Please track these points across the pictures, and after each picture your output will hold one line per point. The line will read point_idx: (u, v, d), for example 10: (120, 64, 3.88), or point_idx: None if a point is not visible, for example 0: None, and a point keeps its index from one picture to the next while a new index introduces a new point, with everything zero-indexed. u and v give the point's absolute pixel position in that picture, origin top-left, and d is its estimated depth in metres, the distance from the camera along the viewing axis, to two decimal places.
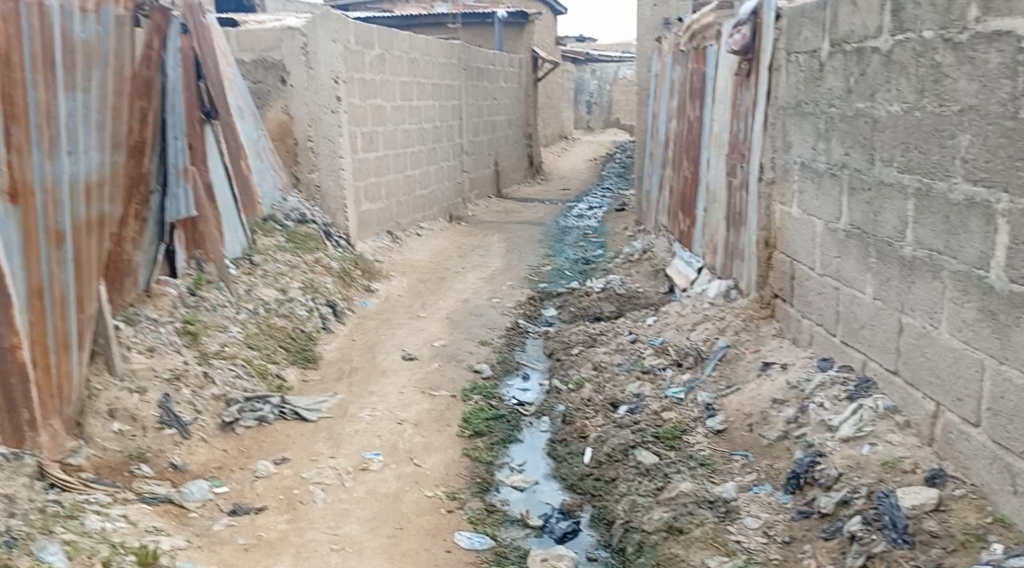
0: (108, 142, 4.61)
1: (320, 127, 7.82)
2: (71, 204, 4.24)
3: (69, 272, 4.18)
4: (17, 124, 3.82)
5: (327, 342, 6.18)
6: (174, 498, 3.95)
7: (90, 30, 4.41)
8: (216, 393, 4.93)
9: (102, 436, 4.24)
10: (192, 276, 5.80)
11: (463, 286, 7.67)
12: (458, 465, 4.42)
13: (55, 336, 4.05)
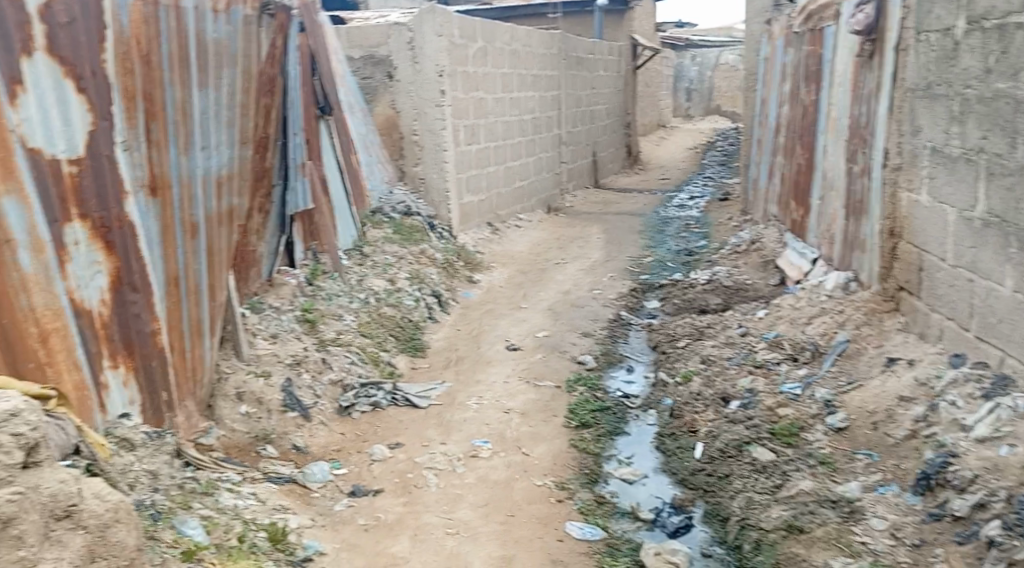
0: (236, 138, 4.87)
1: (425, 121, 7.96)
2: (204, 197, 4.50)
3: (201, 262, 4.45)
4: (156, 121, 4.09)
5: (434, 331, 6.30)
6: (298, 479, 4.13)
7: (220, 32, 4.65)
8: (333, 378, 5.13)
9: (231, 417, 4.48)
10: (309, 266, 6.06)
11: (563, 277, 7.66)
12: (566, 455, 4.42)
13: (189, 321, 4.34)
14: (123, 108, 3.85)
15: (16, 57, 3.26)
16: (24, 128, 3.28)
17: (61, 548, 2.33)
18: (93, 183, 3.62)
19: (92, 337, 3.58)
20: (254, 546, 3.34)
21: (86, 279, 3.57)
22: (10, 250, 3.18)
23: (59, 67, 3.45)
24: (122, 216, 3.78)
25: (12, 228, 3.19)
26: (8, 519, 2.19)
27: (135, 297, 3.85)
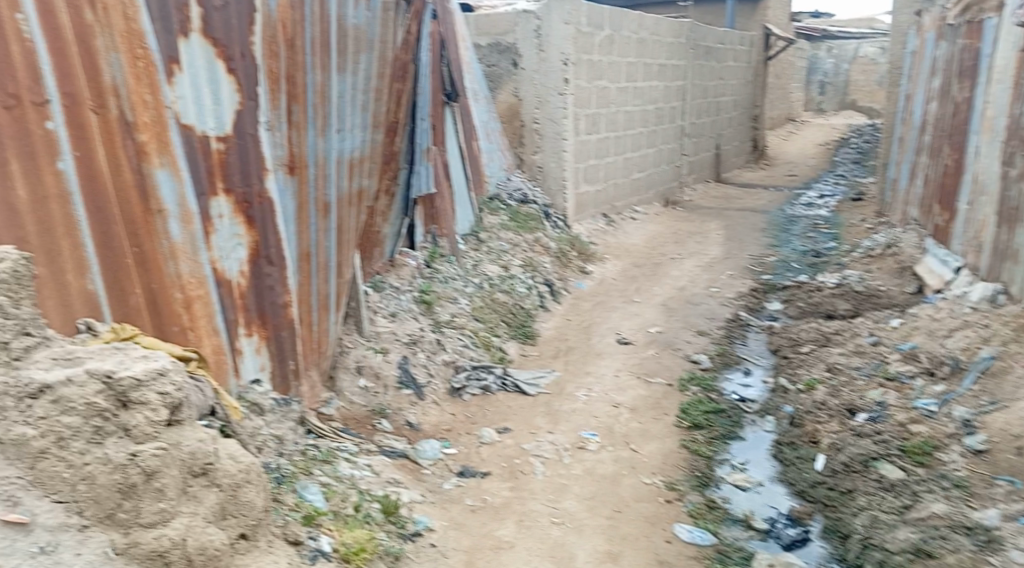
0: (369, 122, 5.02)
1: (547, 109, 7.95)
2: (337, 178, 4.67)
3: (331, 240, 4.63)
4: (297, 103, 4.27)
5: (545, 320, 6.30)
6: (410, 455, 4.23)
7: (360, 17, 4.78)
8: (447, 359, 5.23)
9: (351, 390, 4.66)
10: (428, 249, 6.20)
11: (679, 273, 7.48)
12: (676, 456, 4.33)
13: (317, 296, 4.53)
14: (268, 89, 4.03)
15: (175, 38, 3.47)
16: (179, 106, 3.49)
17: (197, 503, 2.48)
18: (237, 160, 3.84)
19: (230, 305, 3.80)
20: (368, 516, 3.43)
21: (228, 250, 3.79)
22: (162, 220, 3.41)
23: (212, 48, 3.65)
24: (261, 193, 3.99)
25: (165, 199, 3.42)
26: (151, 472, 2.38)
27: (270, 270, 4.07)
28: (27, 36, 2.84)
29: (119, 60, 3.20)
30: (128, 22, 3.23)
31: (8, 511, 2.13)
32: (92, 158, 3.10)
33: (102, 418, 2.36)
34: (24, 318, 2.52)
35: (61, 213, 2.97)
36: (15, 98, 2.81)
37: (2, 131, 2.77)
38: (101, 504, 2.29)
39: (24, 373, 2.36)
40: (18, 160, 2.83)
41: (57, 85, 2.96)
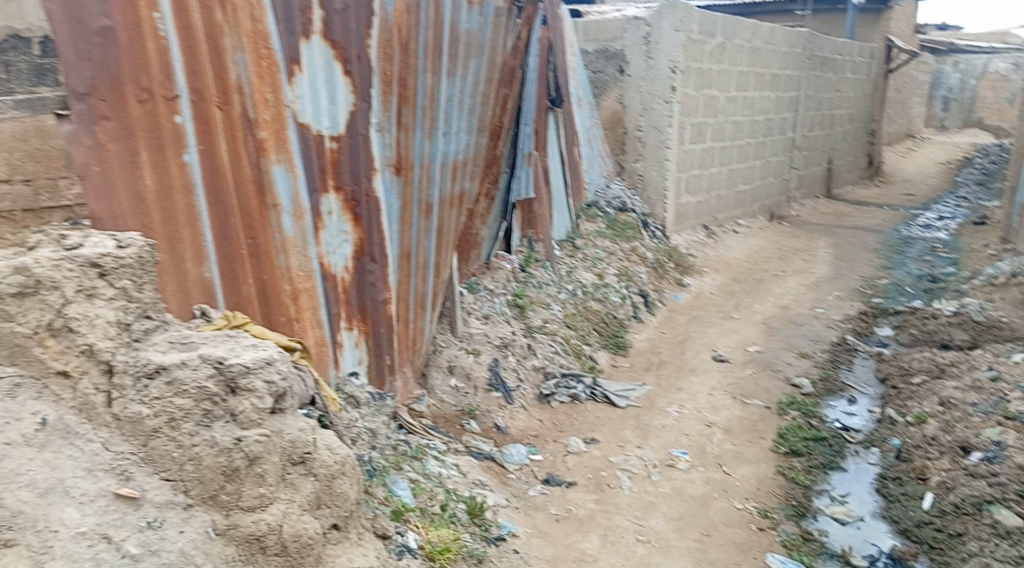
0: (474, 126, 5.07)
1: (651, 117, 7.84)
2: (441, 180, 4.74)
3: (431, 241, 4.71)
4: (407, 105, 4.36)
5: (638, 331, 6.21)
6: (497, 458, 4.25)
7: (472, 22, 4.84)
8: (536, 365, 5.22)
9: (442, 389, 4.71)
10: (524, 254, 6.21)
11: (782, 291, 7.23)
12: (771, 482, 4.18)
13: (415, 295, 4.61)
14: (380, 91, 4.14)
15: (297, 40, 3.61)
16: (296, 105, 3.63)
17: (294, 490, 2.55)
18: (347, 160, 3.95)
19: (334, 299, 3.92)
20: (454, 516, 3.46)
21: (335, 246, 3.91)
22: (274, 214, 3.56)
23: (331, 50, 3.79)
24: (369, 192, 4.11)
25: (278, 194, 3.57)
26: (254, 457, 2.46)
27: (372, 267, 4.17)
28: (162, 35, 3.01)
29: (244, 60, 3.36)
30: (254, 23, 3.39)
31: (121, 485, 2.27)
32: (215, 153, 3.27)
33: (211, 402, 2.45)
34: (146, 301, 2.66)
35: (184, 204, 3.13)
36: (149, 93, 2.99)
37: (135, 123, 2.94)
38: (205, 485, 2.40)
39: (142, 354, 2.49)
40: (149, 151, 3.00)
41: (186, 82, 3.13)
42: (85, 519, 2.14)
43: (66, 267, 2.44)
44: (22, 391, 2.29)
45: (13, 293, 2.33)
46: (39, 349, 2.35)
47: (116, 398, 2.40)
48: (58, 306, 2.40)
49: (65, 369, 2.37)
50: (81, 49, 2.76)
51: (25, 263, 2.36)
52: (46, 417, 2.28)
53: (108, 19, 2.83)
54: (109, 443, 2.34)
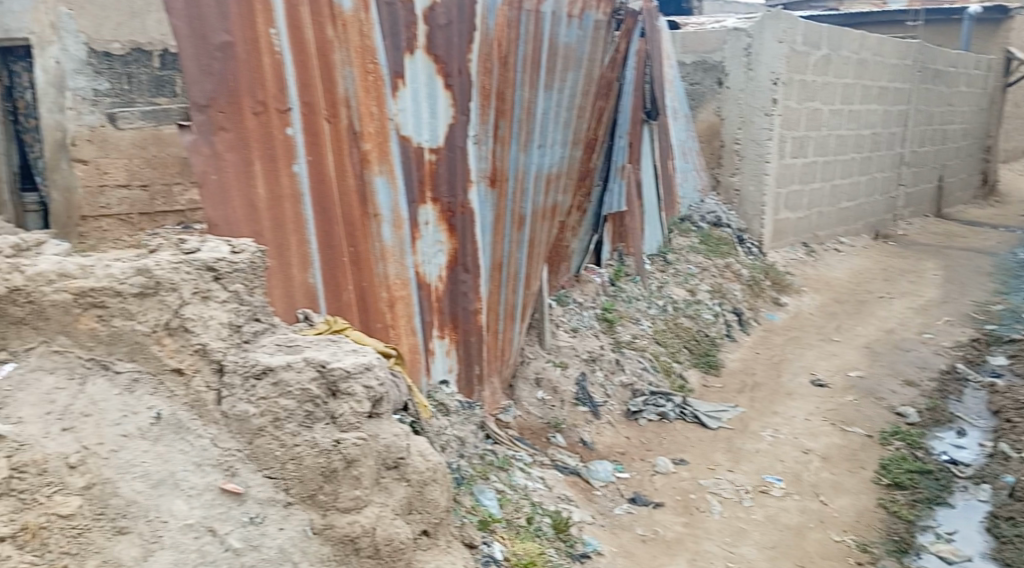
0: (569, 139, 5.07)
1: (750, 130, 7.68)
2: (534, 192, 4.77)
3: (523, 252, 4.74)
4: (505, 119, 4.42)
5: (731, 350, 6.06)
6: (582, 473, 4.22)
7: (572, 35, 4.84)
8: (624, 381, 5.17)
9: (529, 400, 4.72)
10: (613, 267, 6.15)
11: (887, 314, 6.93)
12: (871, 515, 4.01)
13: (505, 306, 4.65)
14: (479, 105, 4.21)
15: (402, 55, 3.72)
16: (399, 118, 3.74)
17: (387, 494, 2.61)
18: (445, 172, 4.03)
19: (427, 308, 4.00)
20: (539, 530, 3.46)
21: (430, 256, 4.00)
22: (375, 223, 3.68)
23: (433, 65, 3.88)
24: (466, 203, 4.17)
25: (379, 204, 3.69)
26: (351, 460, 2.53)
27: (465, 277, 4.23)
28: (277, 50, 3.19)
29: (352, 74, 3.50)
30: (362, 39, 3.53)
31: (227, 480, 2.38)
32: (322, 163, 3.42)
33: (314, 404, 2.54)
34: (256, 305, 2.79)
35: (292, 212, 3.30)
36: (264, 105, 3.16)
37: (250, 134, 3.12)
38: (305, 485, 2.48)
39: (251, 355, 2.60)
40: (261, 162, 3.18)
41: (298, 96, 3.30)
42: (193, 511, 2.25)
43: (184, 270, 2.59)
44: (140, 386, 2.43)
45: (135, 293, 2.47)
46: (156, 347, 2.49)
47: (225, 396, 2.52)
48: (176, 307, 2.54)
49: (179, 367, 2.50)
50: (203, 64, 2.96)
51: (146, 266, 2.52)
52: (161, 411, 2.41)
53: (228, 35, 3.02)
54: (218, 439, 2.45)
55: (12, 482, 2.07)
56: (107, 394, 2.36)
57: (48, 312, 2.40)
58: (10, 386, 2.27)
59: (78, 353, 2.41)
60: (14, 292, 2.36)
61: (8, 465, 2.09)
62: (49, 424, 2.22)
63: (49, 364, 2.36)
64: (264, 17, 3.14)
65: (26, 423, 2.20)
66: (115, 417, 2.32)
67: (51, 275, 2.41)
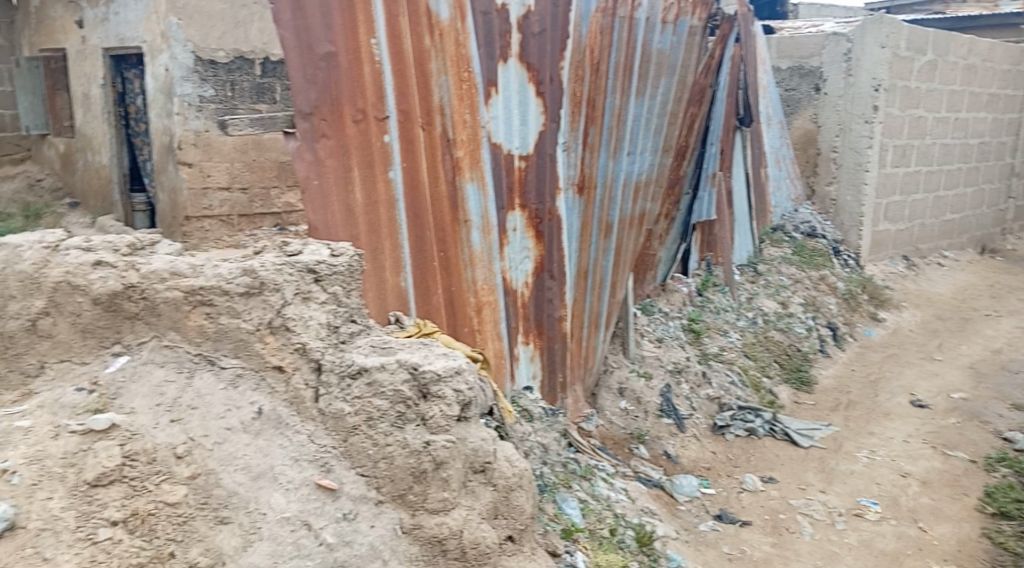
0: (660, 146, 4.98)
1: (848, 138, 7.41)
2: (622, 200, 4.72)
3: (609, 260, 4.70)
4: (594, 126, 4.40)
5: (824, 366, 5.86)
6: (666, 487, 4.17)
7: (665, 42, 4.76)
8: (711, 395, 5.06)
9: (611, 410, 4.68)
10: (701, 277, 6.05)
11: (994, 333, 6.57)
12: (974, 546, 3.80)
13: (590, 314, 4.62)
14: (569, 112, 4.21)
15: (495, 63, 3.77)
16: (491, 126, 3.79)
17: (474, 497, 2.64)
18: (534, 179, 4.04)
19: (513, 313, 4.04)
20: (622, 542, 3.41)
21: (517, 262, 4.03)
22: (464, 229, 3.74)
23: (526, 72, 3.90)
24: (553, 210, 4.17)
25: (469, 211, 3.75)
26: (440, 462, 2.56)
27: (551, 284, 4.23)
28: (377, 59, 3.31)
29: (447, 83, 3.58)
30: (458, 48, 3.60)
31: (322, 476, 2.44)
32: (415, 170, 3.51)
33: (405, 405, 2.58)
34: (352, 307, 2.87)
35: (387, 217, 3.41)
36: (363, 113, 3.28)
37: (350, 141, 3.24)
38: (395, 484, 2.52)
39: (347, 356, 2.67)
40: (360, 167, 3.29)
41: (396, 104, 3.40)
42: (289, 505, 2.33)
43: (287, 271, 2.69)
44: (244, 381, 2.55)
45: (240, 292, 2.59)
46: (259, 344, 2.59)
47: (322, 395, 2.59)
48: (278, 306, 2.63)
49: (280, 365, 2.59)
50: (308, 73, 3.09)
51: (252, 267, 2.63)
52: (262, 406, 2.51)
53: (332, 45, 3.15)
54: (315, 435, 2.52)
55: (124, 469, 2.22)
56: (213, 388, 2.49)
57: (161, 309, 2.56)
58: (125, 377, 2.47)
59: (186, 348, 2.55)
60: (130, 289, 2.55)
61: (122, 453, 2.24)
62: (159, 415, 2.38)
63: (160, 358, 2.53)
64: (365, 27, 3.26)
65: (138, 413, 2.37)
66: (219, 411, 2.44)
67: (163, 273, 2.56)
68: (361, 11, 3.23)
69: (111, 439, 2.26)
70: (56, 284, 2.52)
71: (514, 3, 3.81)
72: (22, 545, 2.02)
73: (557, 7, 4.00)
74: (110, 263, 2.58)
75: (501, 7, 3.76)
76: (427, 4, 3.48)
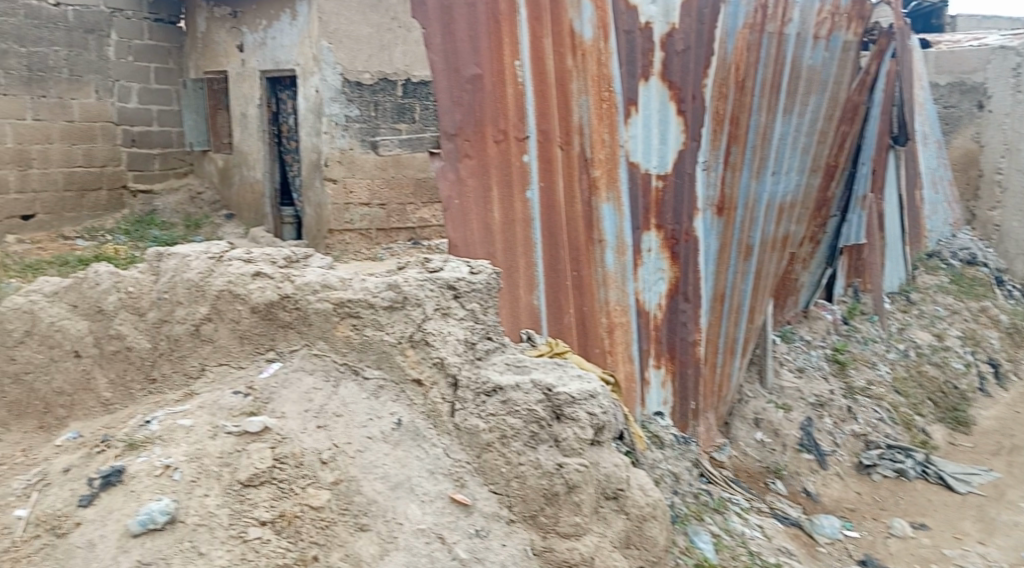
0: (808, 166, 4.74)
1: (1015, 159, 6.79)
2: (765, 222, 4.51)
3: (748, 285, 4.50)
4: (737, 144, 4.24)
5: (984, 407, 5.39)
6: (805, 526, 3.94)
7: (817, 57, 4.55)
8: (857, 431, 4.71)
9: (746, 441, 4.49)
10: (847, 304, 5.72)
11: None
12: None
13: (725, 339, 4.45)
14: (712, 130, 4.08)
15: (636, 82, 3.74)
16: (629, 144, 3.75)
17: (606, 525, 2.53)
18: (672, 199, 3.94)
19: (645, 336, 3.96)
20: None
21: (651, 284, 3.94)
22: (599, 249, 3.73)
23: (667, 90, 3.84)
24: (690, 231, 4.05)
25: (604, 230, 3.73)
26: (572, 486, 2.50)
27: (685, 307, 4.11)
28: (520, 81, 3.44)
29: (587, 102, 3.60)
30: (600, 68, 3.61)
31: (456, 491, 2.47)
32: (553, 189, 3.57)
33: (538, 425, 2.57)
34: (489, 324, 2.89)
35: (523, 235, 3.52)
36: (504, 134, 3.43)
37: (490, 161, 3.42)
38: (527, 504, 2.51)
39: (483, 373, 2.68)
40: (498, 186, 3.45)
41: (536, 124, 3.50)
42: (425, 517, 2.36)
43: (429, 287, 2.76)
44: (385, 392, 2.62)
45: (385, 306, 2.66)
46: (401, 357, 2.65)
47: (458, 410, 2.62)
48: (419, 321, 2.69)
49: (419, 378, 2.64)
50: (455, 95, 3.33)
51: (396, 281, 2.70)
52: (401, 418, 2.57)
53: (478, 68, 3.36)
54: (450, 449, 2.56)
55: (274, 471, 2.32)
56: (357, 397, 2.59)
57: (312, 319, 2.69)
58: (277, 383, 2.61)
59: (334, 358, 2.67)
60: (285, 300, 2.70)
61: (273, 455, 2.36)
62: (307, 421, 2.49)
63: (310, 366, 2.66)
64: (510, 49, 3.40)
65: (287, 418, 2.49)
66: (362, 419, 2.53)
67: (315, 285, 2.69)
68: (507, 34, 3.38)
69: (263, 441, 2.39)
70: (219, 292, 2.74)
71: (659, 20, 3.77)
72: (181, 538, 2.15)
73: (703, 24, 3.92)
74: (268, 274, 2.74)
75: (645, 25, 3.73)
76: (571, 25, 3.52)
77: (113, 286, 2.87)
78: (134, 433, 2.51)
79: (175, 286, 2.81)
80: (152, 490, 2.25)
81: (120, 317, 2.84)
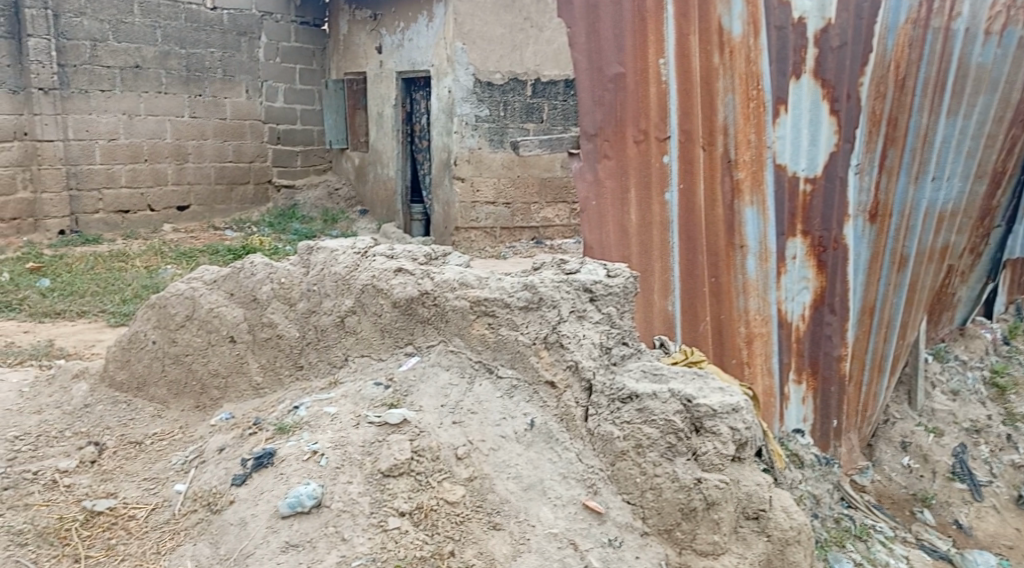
0: (973, 171, 4.36)
1: None
2: (922, 231, 4.20)
3: (901, 298, 4.20)
4: (895, 148, 3.97)
5: None
6: (955, 561, 3.68)
7: (988, 54, 4.16)
8: (1017, 461, 4.30)
9: (891, 466, 4.21)
10: (1009, 322, 5.24)
11: None
12: None
13: (873, 356, 4.17)
14: (867, 131, 3.84)
15: (787, 80, 3.57)
16: (778, 146, 3.59)
17: (746, 546, 2.43)
18: (820, 205, 3.73)
19: (786, 349, 3.79)
20: None
21: (794, 293, 3.75)
22: (740, 255, 3.61)
23: (820, 89, 3.63)
24: (840, 239, 3.81)
25: (746, 235, 3.60)
26: (712, 502, 2.39)
27: (831, 319, 3.87)
28: (664, 80, 3.39)
29: (733, 101, 3.49)
30: (748, 64, 3.49)
31: (589, 498, 2.40)
32: (694, 191, 3.49)
33: (676, 436, 2.44)
34: (625, 329, 2.80)
35: (660, 238, 3.48)
36: (645, 134, 3.40)
37: (630, 162, 3.40)
38: (662, 518, 2.40)
39: (619, 379, 2.59)
40: (636, 188, 3.43)
41: (678, 124, 3.43)
42: (557, 521, 2.31)
43: (565, 289, 2.71)
44: (518, 392, 2.60)
45: (520, 306, 2.65)
46: (535, 358, 2.61)
47: (592, 415, 2.54)
48: (554, 323, 2.64)
49: (553, 380, 2.59)
50: (597, 95, 3.34)
51: (533, 282, 2.68)
52: (534, 419, 2.54)
53: (621, 66, 3.35)
54: (583, 455, 2.48)
55: (413, 463, 2.35)
56: (491, 395, 2.59)
57: (450, 316, 2.73)
58: (415, 377, 2.68)
59: (469, 355, 2.69)
60: (425, 296, 2.75)
61: (411, 447, 2.39)
62: (443, 416, 2.53)
63: (446, 361, 2.70)
64: (656, 47, 3.37)
65: (425, 412, 2.54)
66: (496, 418, 2.53)
67: (454, 283, 2.73)
68: (653, 33, 3.35)
69: (402, 433, 2.43)
70: (364, 286, 2.85)
71: (814, 15, 3.57)
72: (326, 523, 2.22)
73: (861, 19, 3.67)
74: (409, 270, 2.81)
75: (798, 21, 3.55)
76: (720, 22, 3.42)
77: (267, 277, 3.04)
78: (285, 418, 2.65)
79: (325, 280, 2.95)
80: (301, 474, 2.34)
81: (273, 306, 3.00)
